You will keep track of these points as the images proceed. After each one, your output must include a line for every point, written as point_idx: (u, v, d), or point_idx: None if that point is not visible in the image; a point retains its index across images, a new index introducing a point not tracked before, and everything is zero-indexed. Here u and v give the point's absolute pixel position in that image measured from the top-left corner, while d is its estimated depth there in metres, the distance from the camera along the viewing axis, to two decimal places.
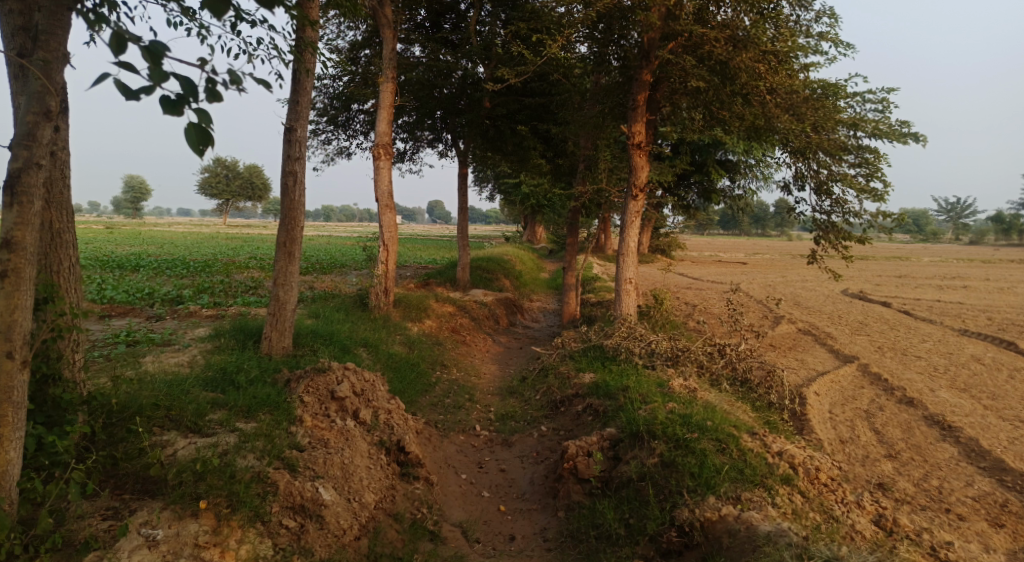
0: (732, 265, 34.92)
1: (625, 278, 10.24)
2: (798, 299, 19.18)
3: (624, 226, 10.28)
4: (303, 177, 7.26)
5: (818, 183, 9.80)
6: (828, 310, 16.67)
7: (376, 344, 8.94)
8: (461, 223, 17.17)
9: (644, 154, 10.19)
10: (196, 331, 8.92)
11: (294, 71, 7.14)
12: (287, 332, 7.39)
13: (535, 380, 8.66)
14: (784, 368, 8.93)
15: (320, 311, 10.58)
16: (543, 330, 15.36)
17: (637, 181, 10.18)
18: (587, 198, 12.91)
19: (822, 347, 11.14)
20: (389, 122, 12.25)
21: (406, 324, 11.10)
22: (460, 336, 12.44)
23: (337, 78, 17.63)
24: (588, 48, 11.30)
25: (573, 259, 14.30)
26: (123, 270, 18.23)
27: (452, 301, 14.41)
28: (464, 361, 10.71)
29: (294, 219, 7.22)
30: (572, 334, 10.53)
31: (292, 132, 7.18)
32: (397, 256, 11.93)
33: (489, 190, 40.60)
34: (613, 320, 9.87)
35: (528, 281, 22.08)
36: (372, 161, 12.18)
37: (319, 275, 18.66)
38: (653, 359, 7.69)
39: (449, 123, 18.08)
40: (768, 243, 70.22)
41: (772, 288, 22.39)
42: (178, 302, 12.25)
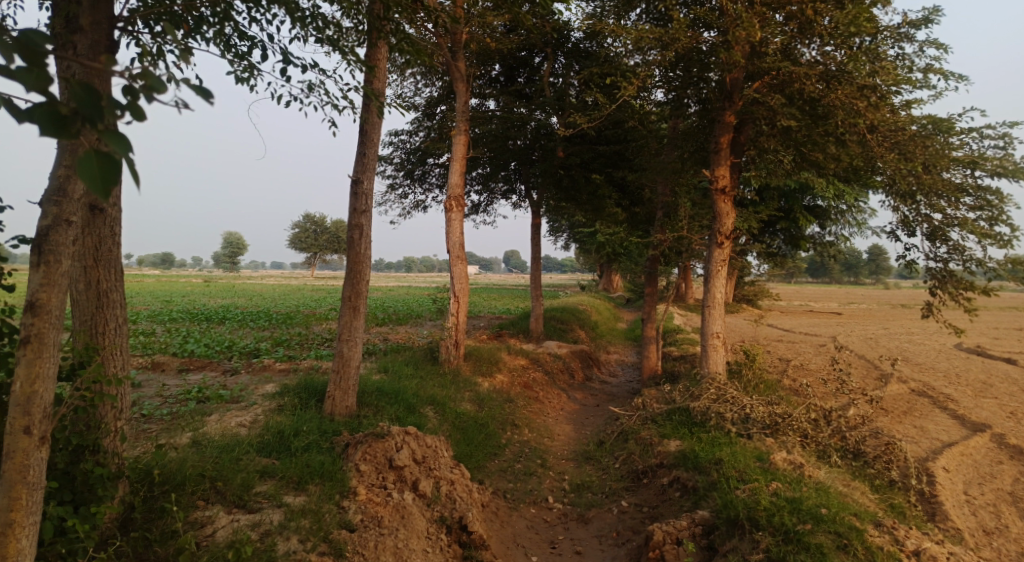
0: (825, 315, 32.68)
1: (712, 332, 9.43)
2: (906, 354, 17.38)
3: (710, 277, 9.53)
4: (369, 229, 7.09)
5: (932, 228, 8.68)
6: (943, 367, 14.92)
7: (445, 402, 8.53)
8: (535, 274, 16.78)
9: (729, 199, 9.50)
10: (265, 387, 8.84)
11: (362, 123, 7.05)
12: (350, 392, 7.09)
13: (613, 446, 7.93)
14: (903, 436, 7.77)
15: (391, 365, 10.34)
16: (622, 386, 14.51)
17: (722, 229, 9.48)
18: (667, 247, 12.23)
19: (944, 410, 9.77)
20: (462, 174, 12.18)
21: (478, 380, 10.66)
22: (533, 392, 11.86)
23: (414, 134, 18.00)
24: (666, 93, 10.88)
25: (653, 310, 13.52)
26: (211, 322, 18.96)
27: (526, 354, 13.89)
28: (538, 420, 10.10)
29: (359, 274, 7.02)
30: (654, 393, 9.74)
31: (358, 185, 7.03)
32: (468, 308, 11.61)
33: (565, 239, 40.31)
34: (700, 379, 9.03)
35: (605, 332, 21.29)
36: (444, 213, 12.06)
37: (393, 327, 18.69)
38: (748, 425, 6.84)
39: (523, 173, 17.98)
40: (862, 291, 65.96)
41: (874, 342, 20.49)
42: (254, 355, 12.41)
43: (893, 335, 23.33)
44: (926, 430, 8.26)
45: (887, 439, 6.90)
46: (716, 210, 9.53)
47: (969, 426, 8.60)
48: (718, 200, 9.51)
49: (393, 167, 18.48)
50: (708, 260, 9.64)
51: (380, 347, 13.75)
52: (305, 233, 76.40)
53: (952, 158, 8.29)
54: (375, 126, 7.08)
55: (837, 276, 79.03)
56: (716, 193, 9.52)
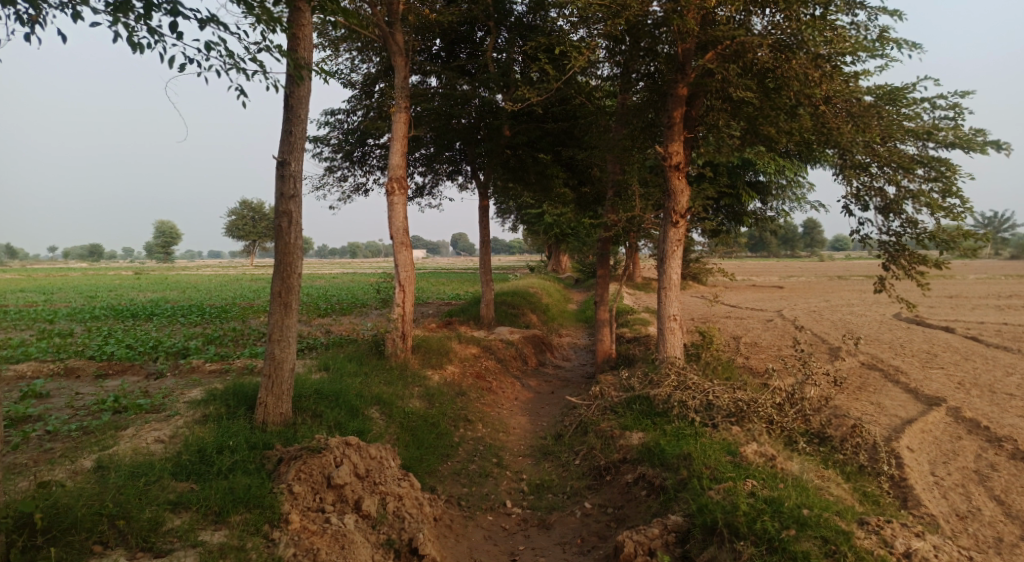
0: (768, 290, 33.41)
1: (668, 315, 9.12)
2: (848, 326, 17.74)
3: (665, 258, 9.20)
4: (299, 217, 6.38)
5: (884, 201, 8.60)
6: (886, 338, 15.22)
7: (392, 401, 7.94)
8: (484, 258, 16.23)
9: (683, 176, 9.16)
10: (191, 393, 8.03)
11: (287, 98, 6.32)
12: (285, 396, 6.44)
13: (572, 440, 7.53)
14: (861, 414, 7.68)
15: (333, 362, 9.64)
16: (576, 371, 14.21)
17: (676, 208, 9.14)
18: (619, 228, 11.89)
19: (895, 384, 9.82)
20: (404, 155, 11.50)
21: (427, 373, 10.11)
22: (486, 382, 11.39)
23: (352, 113, 17.06)
24: (613, 66, 10.44)
25: (606, 292, 13.20)
26: (137, 319, 17.62)
27: (477, 342, 13.39)
28: (491, 412, 9.65)
29: (290, 266, 6.32)
30: (611, 380, 9.41)
31: (285, 167, 6.30)
32: (414, 296, 10.97)
33: (511, 220, 39.87)
34: (658, 364, 8.71)
35: (556, 315, 20.99)
36: (385, 196, 11.32)
37: (337, 318, 17.83)
38: (712, 412, 6.54)
39: (468, 154, 17.35)
40: (799, 264, 68.30)
41: (817, 315, 20.93)
42: (183, 356, 11.44)
43: (833, 307, 23.92)
44: (882, 405, 8.20)
45: (851, 421, 6.74)
46: (670, 187, 9.16)
47: (922, 400, 8.61)
48: (672, 177, 9.16)
49: (331, 149, 17.49)
50: (663, 240, 9.29)
51: (322, 340, 12.97)
52: (243, 221, 73.59)
53: (906, 128, 8.18)
54: (301, 100, 6.35)
55: (775, 250, 81.58)
56: (670, 169, 9.16)
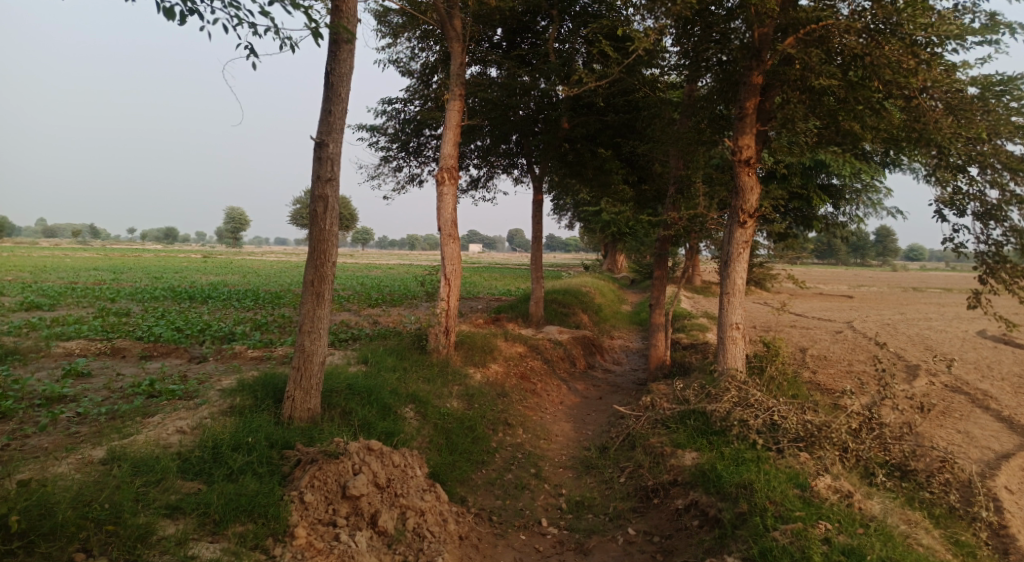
0: (836, 300, 31.56)
1: (731, 323, 8.35)
2: (927, 342, 16.35)
3: (729, 261, 8.44)
4: (335, 202, 6.04)
5: (984, 208, 7.58)
6: (971, 358, 13.87)
7: (429, 400, 7.55)
8: (535, 254, 15.72)
9: (753, 172, 8.38)
10: (226, 381, 7.84)
11: (327, 75, 5.98)
12: (314, 391, 6.12)
13: (618, 454, 6.94)
14: (948, 443, 6.79)
15: (373, 355, 9.34)
16: (626, 376, 13.54)
17: (745, 207, 8.37)
18: (679, 227, 11.17)
19: (986, 410, 8.77)
20: (456, 144, 11.12)
21: (469, 371, 9.70)
22: (531, 384, 10.90)
23: (409, 102, 16.85)
24: (682, 50, 9.74)
25: (662, 295, 12.46)
26: (193, 302, 17.91)
27: (523, 340, 12.91)
28: (534, 416, 9.15)
29: (324, 254, 5.99)
30: (664, 390, 8.75)
31: (323, 149, 5.96)
32: (460, 291, 10.56)
33: (568, 217, 39.28)
34: (717, 377, 7.98)
35: (608, 316, 20.29)
36: (435, 186, 10.95)
37: (385, 309, 17.66)
38: (777, 435, 5.83)
39: (524, 146, 16.86)
40: (869, 274, 64.83)
41: (891, 328, 19.46)
42: (228, 341, 11.40)
43: (909, 320, 22.27)
44: (973, 434, 7.25)
45: (941, 454, 5.89)
46: (739, 185, 8.40)
47: (1020, 431, 7.59)
48: (740, 173, 8.40)
49: (386, 138, 17.32)
50: (728, 241, 8.53)
51: (367, 332, 12.78)
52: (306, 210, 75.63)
53: (1015, 125, 7.12)
54: (341, 78, 6.02)
55: (844, 258, 77.76)
56: (739, 165, 8.41)
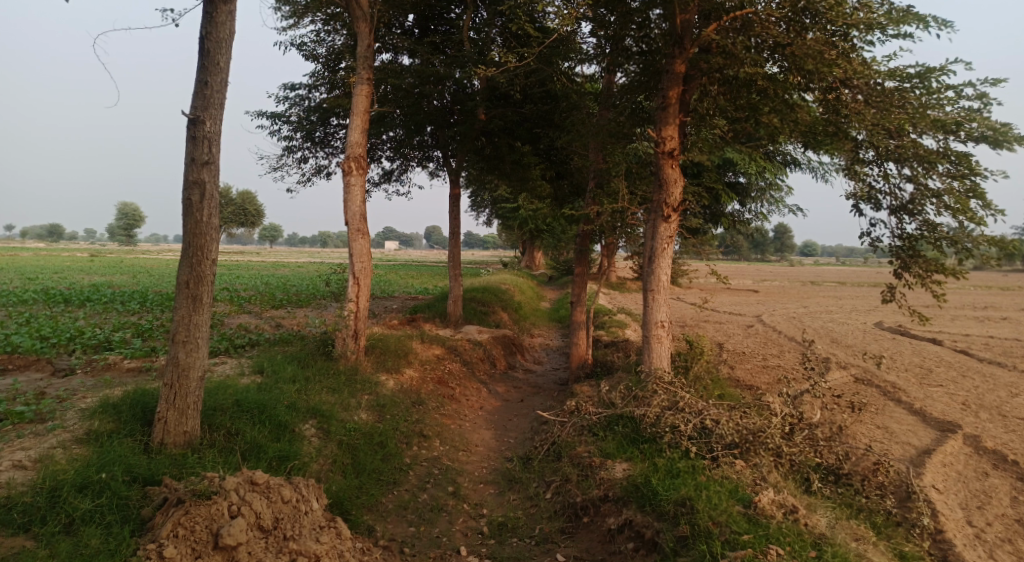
0: (744, 294, 32.81)
1: (656, 321, 8.03)
2: (832, 335, 17.00)
3: (653, 257, 8.12)
4: (214, 189, 5.15)
5: (897, 203, 7.67)
6: (873, 349, 14.46)
7: (333, 414, 6.75)
8: (452, 251, 15.03)
9: (677, 166, 8.11)
10: (89, 399, 6.69)
11: (202, 39, 5.07)
12: (192, 411, 5.22)
13: (543, 466, 6.44)
14: (871, 440, 6.73)
15: (271, 363, 8.38)
16: (547, 377, 13.13)
17: (668, 201, 8.09)
18: (601, 223, 10.83)
19: (897, 403, 8.94)
20: (365, 132, 10.28)
21: (380, 377, 8.92)
22: (448, 389, 10.23)
23: (315, 89, 15.71)
24: (601, 34, 9.39)
25: (583, 292, 12.13)
26: (68, 306, 15.95)
27: (440, 342, 12.22)
28: (452, 425, 8.49)
29: (202, 251, 5.10)
30: (588, 393, 8.33)
31: (198, 127, 5.07)
32: (370, 290, 9.74)
33: (485, 214, 38.82)
34: (644, 378, 7.64)
35: (528, 313, 19.91)
36: (342, 176, 10.07)
37: (292, 310, 16.44)
38: (710, 441, 5.51)
39: (440, 138, 16.14)
40: (771, 269, 68.38)
41: (797, 321, 20.21)
42: (102, 350, 10.02)
43: (812, 313, 23.27)
44: (892, 430, 7.27)
45: (871, 456, 5.75)
46: (663, 178, 8.10)
47: (933, 424, 7.71)
48: (664, 165, 8.11)
49: (291, 126, 16.10)
50: (652, 236, 8.23)
51: (269, 337, 11.69)
52: None
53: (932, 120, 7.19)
54: (220, 44, 5.13)
55: (748, 255, 81.79)
56: (663, 157, 8.11)
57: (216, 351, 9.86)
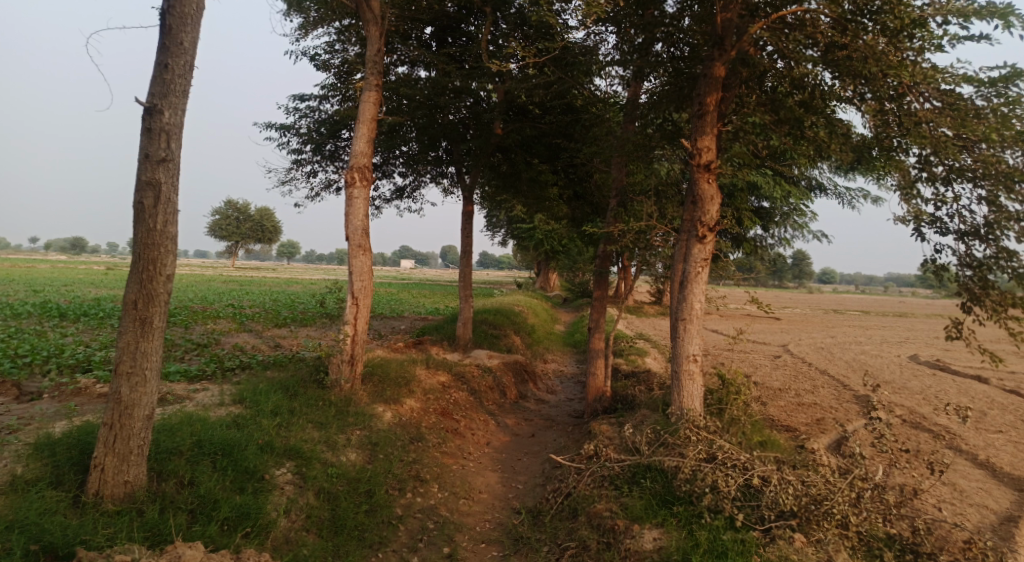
0: (768, 321, 31.60)
1: (688, 355, 7.04)
2: (867, 368, 15.81)
3: (686, 282, 7.14)
4: (171, 191, 4.41)
5: (966, 226, 6.69)
6: (917, 386, 13.32)
7: (316, 455, 5.87)
8: (463, 270, 14.18)
9: (713, 179, 7.20)
10: (38, 430, 5.83)
11: (163, 14, 4.40)
12: (137, 457, 4.36)
13: (557, 527, 5.49)
14: (941, 501, 5.70)
15: (255, 392, 7.53)
16: (561, 409, 12.13)
17: (704, 219, 7.11)
18: (623, 243, 9.92)
19: (959, 452, 7.83)
20: (370, 141, 9.54)
21: (377, 409, 8.03)
22: (453, 423, 9.29)
23: (324, 99, 15.09)
24: (627, 39, 8.68)
25: (602, 318, 11.19)
26: (61, 320, 15.24)
27: (446, 368, 11.31)
28: (454, 467, 7.54)
29: (155, 265, 4.33)
30: (609, 435, 7.35)
31: (156, 118, 4.36)
32: (370, 312, 8.90)
33: (500, 234, 38.10)
34: (673, 420, 6.68)
35: (542, 337, 18.93)
36: (344, 188, 9.30)
37: (294, 330, 15.62)
38: (760, 509, 4.55)
39: (454, 153, 15.43)
40: (791, 295, 66.85)
41: (828, 352, 19.05)
42: (79, 371, 9.22)
43: (842, 344, 22.01)
44: (963, 488, 6.21)
45: (955, 529, 4.71)
46: (698, 194, 7.18)
47: (1008, 482, 6.62)
48: (698, 179, 7.19)
49: (299, 138, 15.46)
50: (685, 258, 7.26)
51: (264, 359, 10.88)
52: (226, 220, 71.67)
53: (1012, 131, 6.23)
54: (184, 20, 4.45)
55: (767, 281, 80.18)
56: (698, 169, 7.21)
57: (202, 374, 9.06)
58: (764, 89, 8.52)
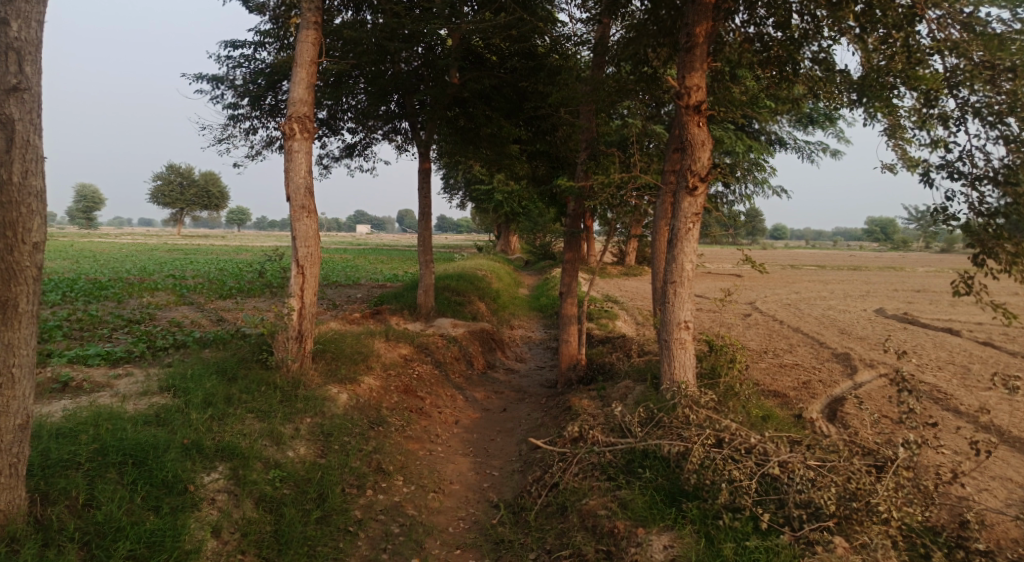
0: (731, 278, 31.57)
1: (679, 322, 6.27)
2: (838, 325, 15.57)
3: (676, 241, 6.30)
4: (29, 131, 3.39)
5: (980, 172, 6.08)
6: (892, 342, 13.08)
7: (256, 453, 4.96)
8: (423, 233, 13.16)
9: (705, 123, 6.29)
10: None
11: None
12: (8, 478, 3.38)
13: (545, 529, 4.75)
14: (963, 476, 5.17)
15: (184, 377, 6.50)
16: (532, 378, 11.41)
17: (695, 169, 6.23)
18: (598, 201, 9.09)
19: (959, 414, 7.40)
20: (310, 87, 8.34)
21: (329, 391, 7.11)
22: (416, 401, 8.45)
23: (261, 46, 13.56)
24: None
25: (575, 282, 10.42)
26: None
27: (407, 340, 10.41)
28: (421, 454, 6.72)
29: (14, 230, 3.32)
30: (592, 413, 6.63)
31: (0, 32, 3.30)
32: (318, 281, 7.88)
33: (459, 196, 36.92)
34: (667, 396, 5.96)
35: (507, 302, 18.14)
36: (283, 142, 8.14)
37: (240, 302, 14.38)
38: (784, 508, 4.00)
39: (409, 106, 14.21)
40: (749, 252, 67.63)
41: (796, 309, 18.84)
42: None
43: (807, 300, 21.90)
44: (980, 458, 5.70)
45: (999, 517, 4.13)
46: (687, 140, 6.28)
47: (1020, 448, 6.17)
48: (688, 123, 6.29)
49: (234, 91, 13.94)
50: (672, 214, 6.40)
51: (202, 336, 9.78)
52: (170, 187, 68.31)
53: None
54: None
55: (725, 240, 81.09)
56: (687, 112, 6.29)
57: (127, 357, 7.95)
58: (753, 26, 7.70)
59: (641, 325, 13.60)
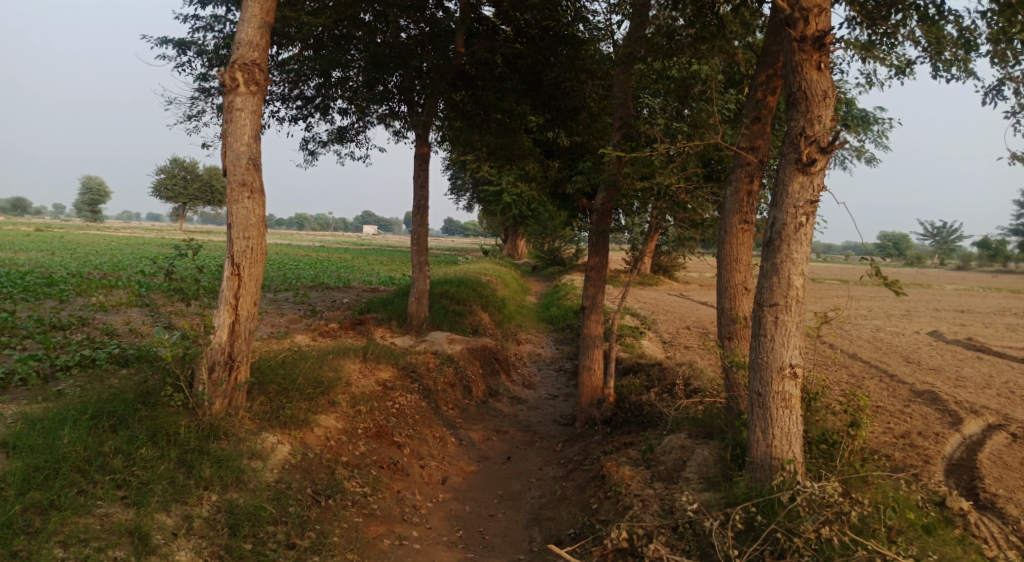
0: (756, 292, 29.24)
1: (782, 368, 4.06)
2: (899, 351, 13.32)
3: (779, 243, 4.12)
4: None
5: None
6: (977, 376, 10.82)
7: None
8: (416, 230, 11.01)
9: (827, 67, 4.12)
10: None
11: None
12: None
13: None
14: None
15: (36, 424, 4.40)
16: (543, 411, 9.26)
17: (814, 133, 4.03)
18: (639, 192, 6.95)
19: None
20: (263, 28, 6.09)
21: (261, 446, 4.98)
22: (391, 451, 6.30)
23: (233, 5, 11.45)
24: None
25: (602, 295, 8.27)
26: None
27: (390, 361, 8.24)
28: (385, 548, 4.64)
29: None
30: (639, 496, 4.49)
31: None
32: (256, 286, 5.72)
33: (466, 196, 34.79)
34: (769, 488, 3.79)
35: (513, 312, 15.95)
36: (221, 98, 5.96)
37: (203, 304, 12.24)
38: None
39: (407, 81, 12.08)
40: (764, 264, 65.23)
41: (841, 329, 16.57)
42: None
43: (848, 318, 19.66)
44: None
45: None
46: (801, 90, 4.12)
47: None
48: (803, 66, 4.12)
49: (202, 57, 11.85)
50: (773, 202, 4.20)
51: (126, 349, 7.63)
52: (172, 180, 66.51)
53: None
54: None
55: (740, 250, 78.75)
56: (803, 48, 4.11)
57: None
58: None
59: (672, 348, 11.42)
